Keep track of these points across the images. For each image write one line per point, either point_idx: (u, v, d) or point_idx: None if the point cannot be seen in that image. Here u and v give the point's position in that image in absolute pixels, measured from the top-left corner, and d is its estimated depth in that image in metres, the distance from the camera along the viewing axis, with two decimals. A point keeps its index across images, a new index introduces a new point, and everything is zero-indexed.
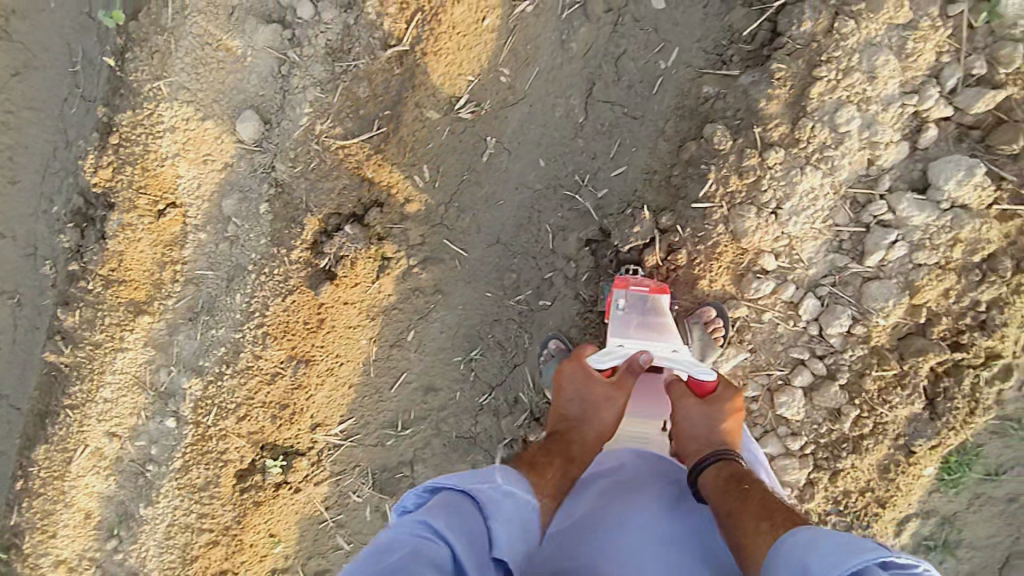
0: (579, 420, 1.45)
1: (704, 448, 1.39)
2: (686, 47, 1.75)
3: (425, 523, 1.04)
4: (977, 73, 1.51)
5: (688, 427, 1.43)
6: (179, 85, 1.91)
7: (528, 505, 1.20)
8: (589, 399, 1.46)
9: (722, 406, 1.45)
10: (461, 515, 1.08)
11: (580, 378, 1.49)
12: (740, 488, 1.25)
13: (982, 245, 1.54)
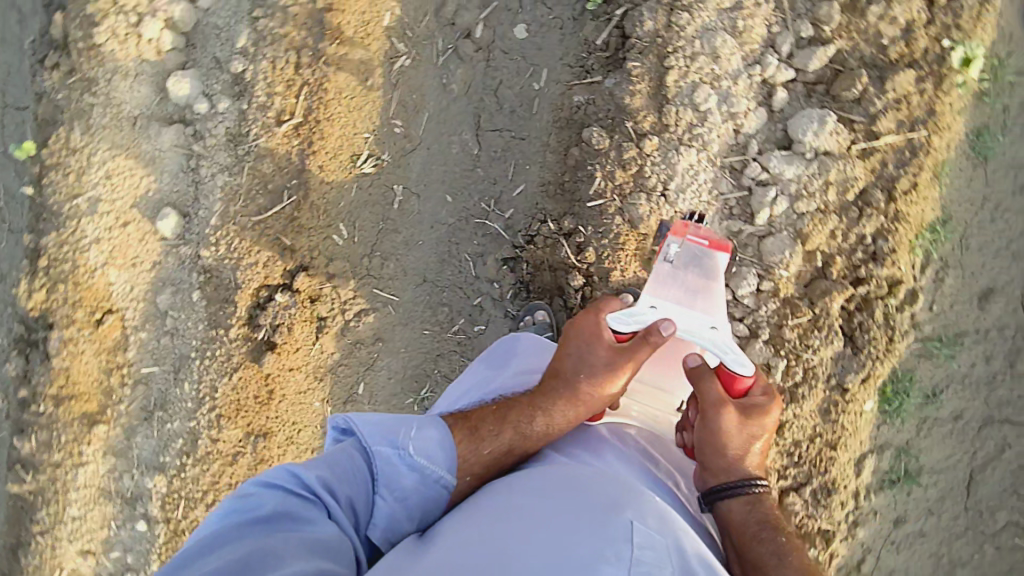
0: (566, 379, 1.46)
1: (730, 470, 1.39)
2: (552, 66, 1.93)
3: (309, 475, 1.20)
4: (807, 32, 1.69)
5: (722, 442, 1.40)
6: (95, 198, 2.04)
7: (434, 481, 1.29)
8: (589, 360, 1.46)
9: (758, 421, 1.43)
10: (350, 480, 1.24)
11: (589, 335, 1.48)
12: (772, 538, 1.31)
13: (851, 183, 1.69)
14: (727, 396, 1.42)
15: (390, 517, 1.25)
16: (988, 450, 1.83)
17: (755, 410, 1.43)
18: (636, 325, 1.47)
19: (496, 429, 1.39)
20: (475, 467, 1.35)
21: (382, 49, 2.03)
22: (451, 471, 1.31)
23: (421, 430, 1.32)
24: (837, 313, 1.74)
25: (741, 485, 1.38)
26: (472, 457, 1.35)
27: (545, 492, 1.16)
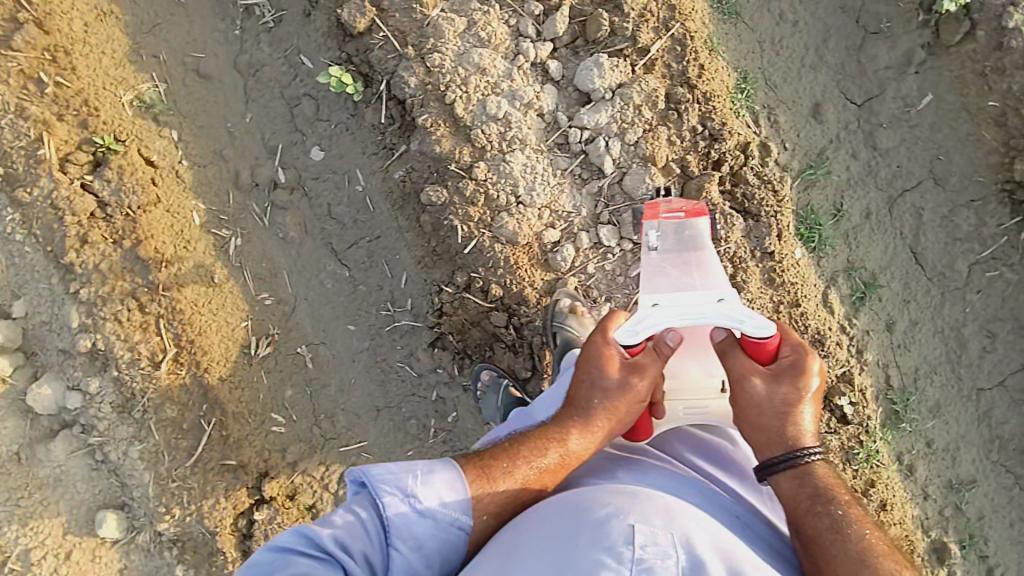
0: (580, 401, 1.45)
1: (777, 445, 1.42)
2: (362, 164, 1.98)
3: (321, 534, 1.26)
4: (538, 8, 1.81)
5: (757, 415, 1.43)
6: (26, 551, 1.91)
7: (450, 525, 1.31)
8: (602, 384, 1.44)
9: (791, 385, 1.42)
10: (362, 535, 1.27)
11: (598, 352, 1.45)
12: (829, 510, 1.36)
13: (655, 94, 1.79)
14: (754, 367, 1.42)
15: (408, 570, 1.27)
16: (910, 223, 1.92)
17: (786, 375, 1.42)
18: (643, 334, 1.40)
19: (510, 471, 1.39)
20: (491, 506, 1.35)
21: (208, 244, 2.01)
22: (466, 512, 1.33)
23: (430, 476, 1.32)
24: (720, 198, 1.83)
25: (789, 457, 1.41)
26: (487, 498, 1.35)
27: (555, 515, 1.27)
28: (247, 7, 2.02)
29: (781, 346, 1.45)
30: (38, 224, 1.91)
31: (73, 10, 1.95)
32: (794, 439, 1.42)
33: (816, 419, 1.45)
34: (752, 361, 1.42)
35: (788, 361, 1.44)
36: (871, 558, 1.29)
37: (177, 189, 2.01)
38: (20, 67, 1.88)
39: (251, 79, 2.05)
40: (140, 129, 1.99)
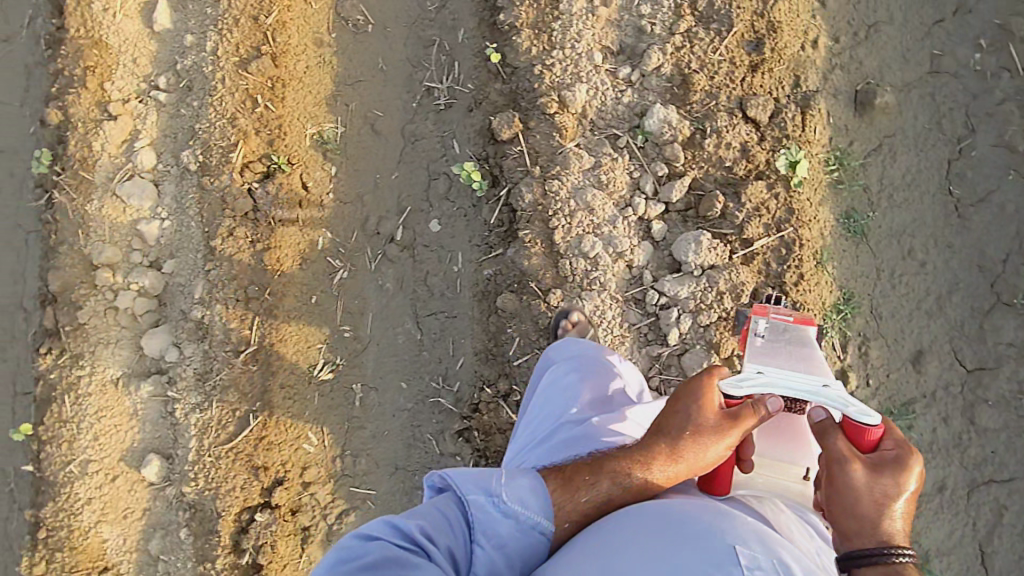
0: (670, 434, 1.34)
1: (871, 538, 1.20)
2: (465, 249, 2.19)
3: (408, 523, 1.25)
4: (663, 171, 1.90)
5: (851, 501, 1.22)
6: (87, 460, 2.28)
7: (531, 529, 1.30)
8: (702, 426, 1.31)
9: (895, 478, 1.24)
10: (447, 530, 1.27)
11: (693, 394, 1.35)
12: None
13: (741, 288, 1.81)
14: (856, 453, 1.24)
15: (492, 567, 1.28)
16: (987, 518, 1.76)
17: (889, 467, 1.24)
18: (745, 390, 1.30)
19: (591, 479, 1.34)
20: (575, 515, 1.32)
21: (320, 268, 2.31)
22: (549, 519, 1.30)
23: (514, 478, 1.33)
24: None
25: (879, 553, 1.17)
26: (568, 505, 1.32)
27: (646, 527, 1.19)
28: (429, 88, 2.31)
29: (884, 437, 1.28)
30: (207, 205, 2.31)
31: (303, 54, 2.37)
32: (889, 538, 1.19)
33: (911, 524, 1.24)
34: (852, 447, 1.26)
35: (892, 454, 1.26)
36: None
37: (317, 216, 2.33)
38: (247, 87, 2.31)
39: (408, 147, 2.33)
40: (309, 159, 2.34)
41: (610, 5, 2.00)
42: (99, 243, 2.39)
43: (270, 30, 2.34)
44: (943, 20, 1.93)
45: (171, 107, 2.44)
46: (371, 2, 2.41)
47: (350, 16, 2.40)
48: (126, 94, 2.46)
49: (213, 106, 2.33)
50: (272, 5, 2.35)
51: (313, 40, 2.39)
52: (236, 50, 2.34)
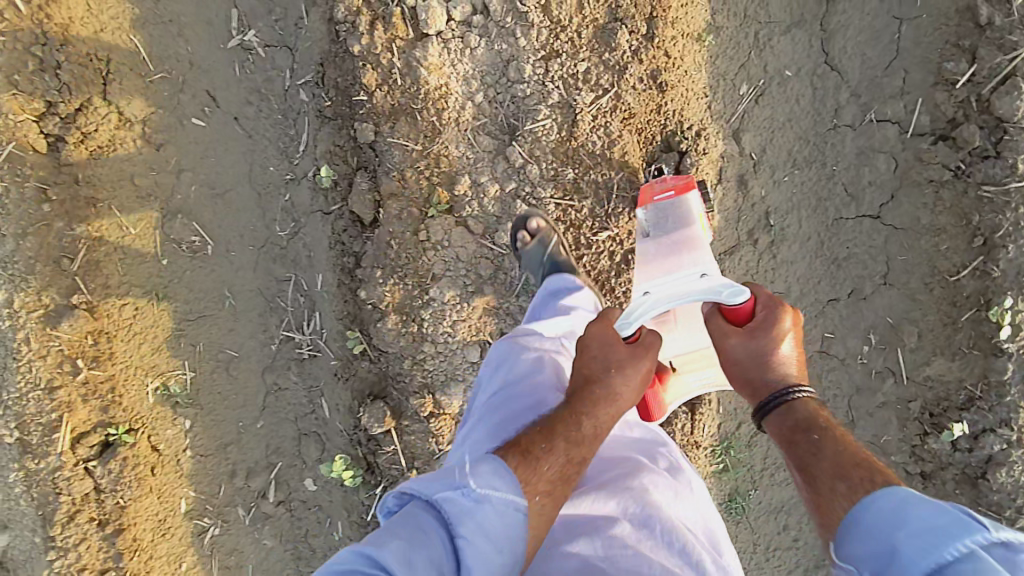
0: (596, 382, 1.30)
1: (759, 388, 1.31)
2: (345, 516, 2.09)
3: (375, 548, 0.98)
4: None
5: (736, 370, 1.33)
6: None
7: (512, 508, 1.09)
8: (614, 359, 1.31)
9: (768, 337, 1.29)
10: (422, 542, 1.01)
11: (599, 342, 1.33)
12: (806, 439, 1.21)
13: None
14: (731, 327, 1.33)
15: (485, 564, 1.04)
16: None
17: (763, 331, 1.30)
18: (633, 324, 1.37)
19: (549, 446, 1.21)
20: (542, 487, 1.15)
21: (186, 531, 2.10)
22: (521, 493, 1.12)
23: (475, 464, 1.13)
24: None
25: (774, 400, 1.28)
26: (536, 479, 1.15)
27: None
28: (289, 335, 2.03)
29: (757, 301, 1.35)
30: (38, 489, 2.00)
31: (126, 296, 1.99)
32: (781, 379, 1.30)
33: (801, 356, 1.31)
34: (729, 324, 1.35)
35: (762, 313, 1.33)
36: (844, 473, 1.12)
37: (174, 479, 2.08)
38: (62, 348, 1.94)
39: (270, 395, 2.09)
40: (155, 417, 2.05)
41: (485, 290, 1.77)
42: None
43: (80, 277, 1.94)
44: (836, 299, 1.81)
45: None
46: (207, 217, 2.00)
47: (183, 238, 2.00)
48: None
49: (19, 371, 1.93)
50: (78, 243, 1.92)
51: (141, 273, 1.99)
52: (37, 302, 1.91)
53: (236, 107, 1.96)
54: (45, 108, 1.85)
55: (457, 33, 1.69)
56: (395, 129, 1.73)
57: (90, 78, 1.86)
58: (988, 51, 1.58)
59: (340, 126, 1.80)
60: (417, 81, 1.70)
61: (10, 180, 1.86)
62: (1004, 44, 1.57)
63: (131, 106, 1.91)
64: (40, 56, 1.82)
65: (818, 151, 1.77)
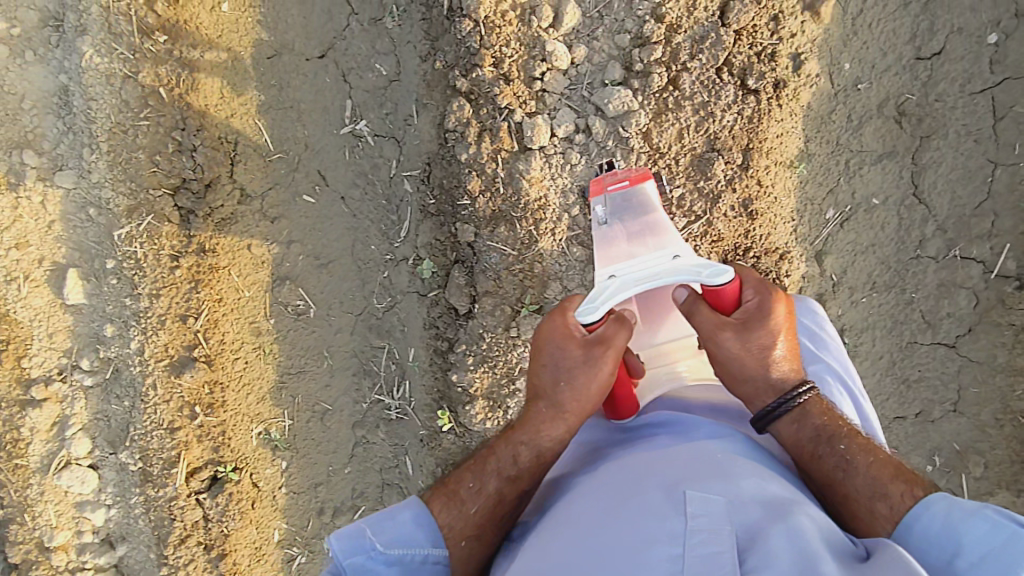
0: (546, 395, 1.32)
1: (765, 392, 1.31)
2: None
3: None
4: None
5: (733, 369, 1.30)
6: None
7: (423, 563, 1.25)
8: (566, 365, 1.29)
9: (762, 330, 1.30)
10: None
11: (550, 341, 1.31)
12: (829, 447, 1.24)
13: None
14: (722, 319, 1.28)
15: None
16: None
17: (755, 317, 1.30)
18: (601, 308, 1.25)
19: (477, 488, 1.31)
20: (468, 531, 1.28)
21: (277, 557, 2.30)
22: (439, 543, 1.27)
23: (394, 514, 1.27)
24: None
25: (782, 403, 1.28)
26: (459, 523, 1.28)
27: (592, 527, 1.06)
28: (378, 397, 2.24)
29: (744, 288, 1.34)
30: (156, 510, 2.24)
31: (239, 349, 2.19)
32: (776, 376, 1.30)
33: (794, 351, 1.34)
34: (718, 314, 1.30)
35: (755, 304, 1.32)
36: (884, 491, 1.17)
37: (270, 512, 2.28)
38: (183, 395, 2.15)
39: (359, 445, 2.30)
40: (257, 458, 2.26)
41: None
42: (47, 527, 2.28)
43: (202, 332, 2.13)
44: (904, 416, 1.89)
45: (99, 390, 2.23)
46: (311, 284, 2.19)
47: (290, 301, 2.19)
48: (46, 370, 2.22)
49: (146, 412, 2.17)
50: (201, 303, 2.11)
51: (252, 331, 2.19)
52: (164, 352, 2.12)
53: (344, 187, 2.13)
54: (180, 183, 2.05)
55: (559, 149, 1.82)
56: (494, 234, 1.87)
57: (221, 159, 2.05)
58: None
59: (443, 222, 1.96)
60: (520, 193, 1.82)
61: (150, 246, 2.06)
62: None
63: (253, 182, 2.10)
64: (179, 139, 2.01)
65: (897, 277, 1.86)
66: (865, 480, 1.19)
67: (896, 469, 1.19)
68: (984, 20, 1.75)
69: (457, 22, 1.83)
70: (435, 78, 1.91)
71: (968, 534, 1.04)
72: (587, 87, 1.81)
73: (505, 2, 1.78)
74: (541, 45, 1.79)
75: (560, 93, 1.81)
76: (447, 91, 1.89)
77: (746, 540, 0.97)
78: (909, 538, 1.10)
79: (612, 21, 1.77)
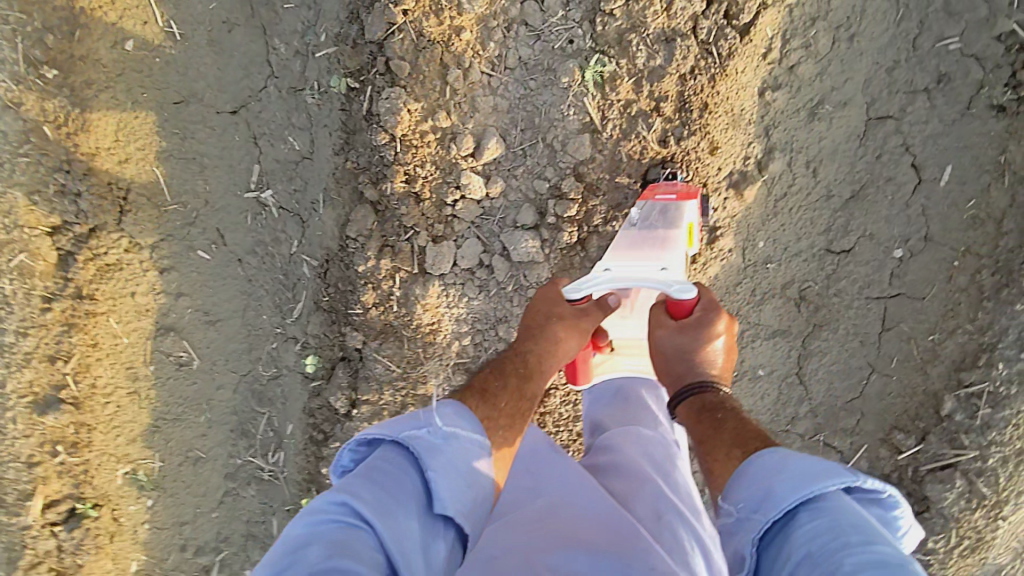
0: (544, 326, 1.46)
1: (685, 378, 1.39)
2: None
3: (342, 500, 0.97)
4: None
5: (663, 359, 1.42)
6: None
7: (471, 443, 1.16)
8: (567, 315, 1.48)
9: (699, 333, 1.38)
10: (394, 482, 1.04)
11: (546, 302, 1.52)
12: (711, 416, 1.29)
13: None
14: (661, 321, 1.42)
15: (453, 493, 1.08)
16: None
17: (695, 326, 1.39)
18: (584, 291, 1.48)
19: (503, 385, 1.34)
20: (501, 419, 1.28)
21: None
22: (482, 432, 1.20)
23: (435, 406, 1.19)
24: None
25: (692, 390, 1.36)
26: (490, 413, 1.26)
27: None
28: (252, 459, 2.21)
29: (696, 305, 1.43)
30: (6, 534, 2.11)
31: (112, 393, 2.11)
32: (706, 371, 1.39)
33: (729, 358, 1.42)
34: (664, 315, 1.43)
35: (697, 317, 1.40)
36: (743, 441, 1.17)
37: (129, 545, 2.23)
38: (45, 433, 2.06)
39: (229, 494, 2.25)
40: (120, 495, 2.21)
41: None
42: None
43: (72, 374, 2.05)
44: None
45: None
46: (197, 338, 2.10)
47: (172, 351, 2.10)
48: None
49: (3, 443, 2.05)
50: (74, 347, 2.02)
51: (127, 376, 2.11)
52: (28, 388, 2.02)
53: (242, 251, 2.02)
54: (59, 224, 1.91)
55: (460, 280, 1.78)
56: (382, 346, 1.83)
57: (107, 208, 1.93)
58: (937, 439, 1.77)
59: (334, 319, 1.89)
60: (413, 316, 1.78)
61: (20, 284, 1.92)
62: (954, 440, 1.75)
63: (142, 233, 1.98)
64: (63, 182, 1.87)
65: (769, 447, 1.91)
66: (731, 434, 1.20)
67: (761, 433, 1.19)
68: (894, 233, 1.76)
69: (372, 128, 1.73)
70: (344, 176, 1.82)
71: (790, 470, 0.99)
72: (497, 222, 1.75)
73: (427, 122, 1.68)
74: (457, 172, 1.71)
75: (470, 221, 1.75)
76: (355, 193, 1.80)
77: None
78: (739, 479, 1.06)
79: (533, 163, 1.71)
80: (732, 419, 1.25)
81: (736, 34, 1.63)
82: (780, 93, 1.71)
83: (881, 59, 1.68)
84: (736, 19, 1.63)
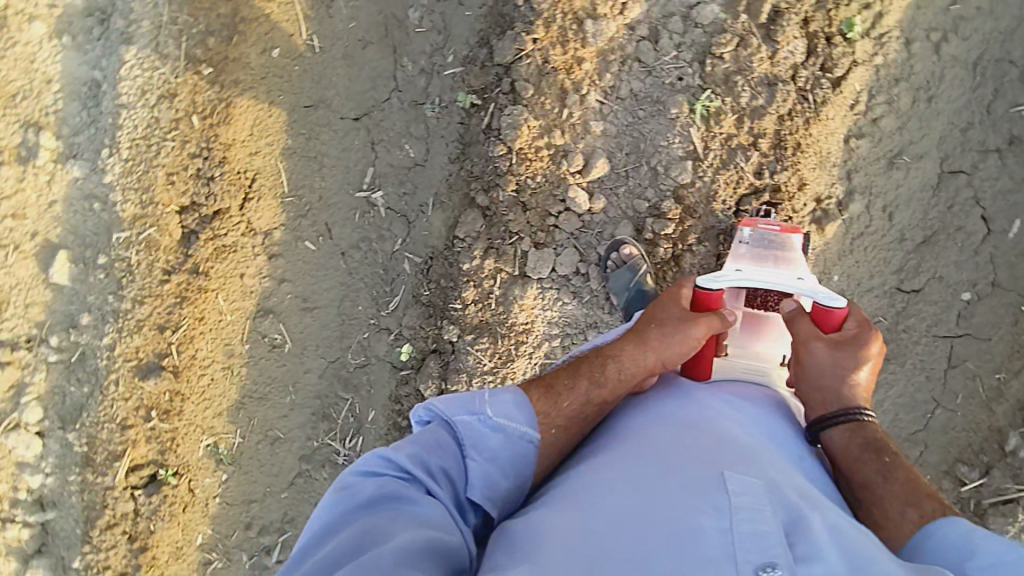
0: (643, 329, 1.44)
1: (829, 401, 1.39)
2: None
3: (394, 456, 1.18)
4: None
5: (813, 373, 1.40)
6: None
7: (519, 438, 1.28)
8: (667, 317, 1.44)
9: (853, 352, 1.40)
10: (439, 451, 1.23)
11: (665, 302, 1.49)
12: (879, 458, 1.30)
13: None
14: (816, 333, 1.42)
15: (484, 477, 1.23)
16: None
17: (850, 343, 1.41)
18: (720, 282, 1.45)
19: (573, 383, 1.38)
20: (559, 420, 1.33)
21: (194, 560, 2.27)
22: (536, 428, 1.30)
23: (497, 392, 1.30)
24: None
25: (844, 414, 1.36)
26: (555, 413, 1.33)
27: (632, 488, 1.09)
28: (330, 443, 2.24)
29: (846, 320, 1.46)
30: (89, 493, 2.22)
31: (208, 367, 2.23)
32: (856, 398, 1.39)
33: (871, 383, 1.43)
34: (816, 329, 1.43)
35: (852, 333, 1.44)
36: (915, 502, 1.23)
37: (199, 518, 2.27)
38: (143, 397, 2.19)
39: (301, 476, 2.27)
40: (199, 467, 2.26)
41: None
42: None
43: (175, 345, 2.17)
44: None
45: (62, 368, 2.25)
46: (293, 322, 2.21)
47: (268, 332, 2.22)
48: (16, 336, 2.25)
49: (103, 404, 2.20)
50: (182, 319, 2.16)
51: (224, 353, 2.22)
52: (134, 354, 2.16)
53: (347, 244, 2.16)
54: (188, 205, 2.10)
55: (555, 285, 1.93)
56: (477, 341, 1.97)
57: (234, 192, 2.10)
58: (1000, 474, 1.86)
59: (431, 314, 2.07)
60: (509, 315, 1.93)
61: (145, 256, 2.11)
62: (1016, 476, 1.84)
63: (260, 220, 2.14)
64: (199, 167, 2.07)
65: None
66: (899, 489, 1.26)
67: (932, 492, 1.25)
68: (963, 277, 1.89)
69: (490, 141, 1.91)
70: (458, 183, 2.01)
71: None
72: (596, 234, 1.91)
73: (542, 139, 1.86)
74: (564, 187, 1.87)
75: (569, 233, 1.91)
76: (467, 199, 1.99)
77: (785, 526, 1.02)
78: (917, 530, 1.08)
79: (635, 184, 1.87)
80: (901, 469, 1.29)
81: (829, 86, 1.80)
82: (864, 141, 1.87)
83: (955, 120, 1.85)
84: (830, 72, 1.81)
